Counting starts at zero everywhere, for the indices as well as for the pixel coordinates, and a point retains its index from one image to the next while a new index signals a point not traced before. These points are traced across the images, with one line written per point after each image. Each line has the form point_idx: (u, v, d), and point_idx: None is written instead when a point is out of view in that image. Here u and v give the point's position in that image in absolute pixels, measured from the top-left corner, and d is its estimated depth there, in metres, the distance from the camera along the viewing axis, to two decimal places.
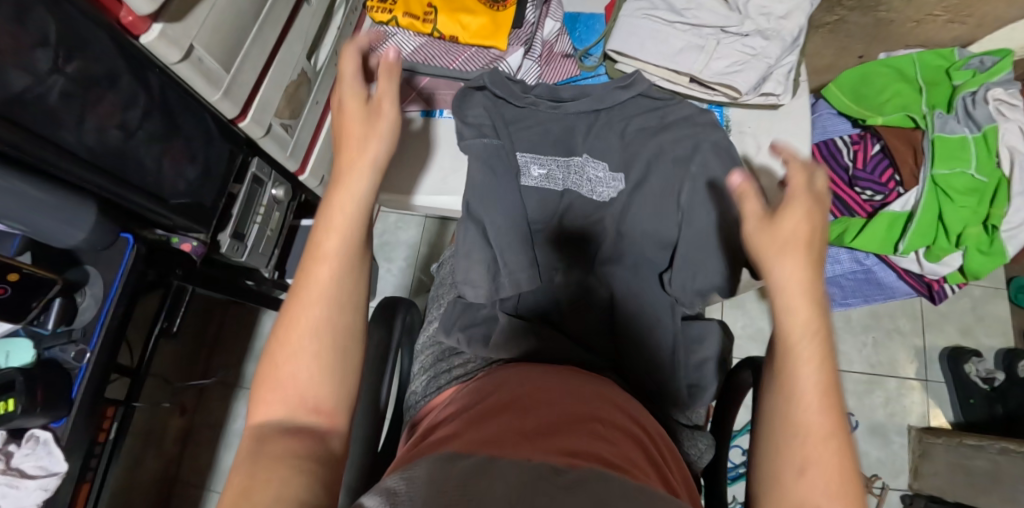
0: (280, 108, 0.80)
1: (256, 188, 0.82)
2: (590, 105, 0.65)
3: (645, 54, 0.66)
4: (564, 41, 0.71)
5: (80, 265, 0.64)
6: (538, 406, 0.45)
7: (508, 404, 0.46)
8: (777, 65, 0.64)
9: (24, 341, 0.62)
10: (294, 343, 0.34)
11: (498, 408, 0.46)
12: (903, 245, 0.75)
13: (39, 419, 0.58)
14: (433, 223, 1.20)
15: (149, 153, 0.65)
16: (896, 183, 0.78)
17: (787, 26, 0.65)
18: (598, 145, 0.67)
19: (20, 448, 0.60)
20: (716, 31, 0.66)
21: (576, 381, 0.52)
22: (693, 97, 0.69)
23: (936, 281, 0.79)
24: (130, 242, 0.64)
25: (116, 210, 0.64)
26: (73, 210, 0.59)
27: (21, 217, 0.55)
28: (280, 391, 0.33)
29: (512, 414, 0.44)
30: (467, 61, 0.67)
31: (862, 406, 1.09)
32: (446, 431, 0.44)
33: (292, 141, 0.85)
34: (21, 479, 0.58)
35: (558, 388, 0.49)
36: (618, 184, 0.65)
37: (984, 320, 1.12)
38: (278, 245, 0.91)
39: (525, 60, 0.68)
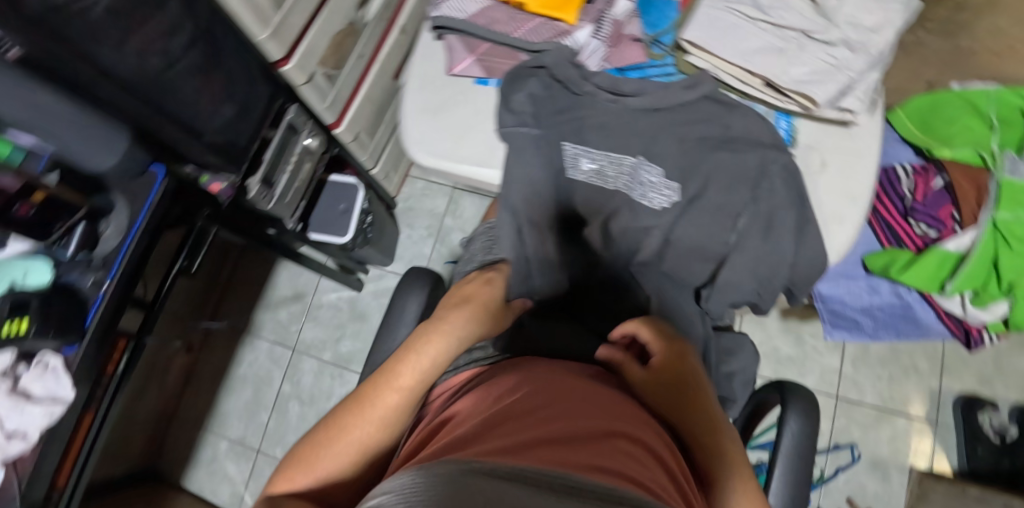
0: (324, 56, 0.77)
1: (290, 137, 0.80)
2: (650, 101, 0.62)
3: (721, 50, 0.62)
4: (634, 25, 0.67)
5: (106, 192, 0.61)
6: (541, 413, 0.42)
7: (511, 411, 0.43)
8: (861, 81, 0.62)
9: (42, 263, 0.58)
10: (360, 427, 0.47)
11: (502, 419, 0.42)
12: (951, 285, 0.72)
13: (50, 343, 0.57)
14: (459, 195, 1.17)
15: (189, 85, 0.61)
16: (952, 220, 0.75)
17: (874, 41, 0.62)
18: (656, 141, 0.63)
19: (28, 372, 0.58)
20: (798, 35, 0.63)
21: (583, 384, 0.49)
22: (761, 101, 0.65)
23: (976, 328, 0.77)
24: (159, 176, 0.63)
25: (148, 140, 0.62)
26: (108, 134, 0.55)
27: (54, 137, 0.51)
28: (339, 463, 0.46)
29: (521, 422, 0.41)
30: (530, 32, 0.64)
31: (866, 438, 1.08)
32: (448, 439, 0.41)
33: (331, 93, 0.83)
34: (27, 403, 0.57)
35: (566, 394, 0.46)
36: (673, 191, 0.62)
37: (1003, 374, 1.07)
38: (304, 197, 0.89)
39: (592, 40, 0.65)
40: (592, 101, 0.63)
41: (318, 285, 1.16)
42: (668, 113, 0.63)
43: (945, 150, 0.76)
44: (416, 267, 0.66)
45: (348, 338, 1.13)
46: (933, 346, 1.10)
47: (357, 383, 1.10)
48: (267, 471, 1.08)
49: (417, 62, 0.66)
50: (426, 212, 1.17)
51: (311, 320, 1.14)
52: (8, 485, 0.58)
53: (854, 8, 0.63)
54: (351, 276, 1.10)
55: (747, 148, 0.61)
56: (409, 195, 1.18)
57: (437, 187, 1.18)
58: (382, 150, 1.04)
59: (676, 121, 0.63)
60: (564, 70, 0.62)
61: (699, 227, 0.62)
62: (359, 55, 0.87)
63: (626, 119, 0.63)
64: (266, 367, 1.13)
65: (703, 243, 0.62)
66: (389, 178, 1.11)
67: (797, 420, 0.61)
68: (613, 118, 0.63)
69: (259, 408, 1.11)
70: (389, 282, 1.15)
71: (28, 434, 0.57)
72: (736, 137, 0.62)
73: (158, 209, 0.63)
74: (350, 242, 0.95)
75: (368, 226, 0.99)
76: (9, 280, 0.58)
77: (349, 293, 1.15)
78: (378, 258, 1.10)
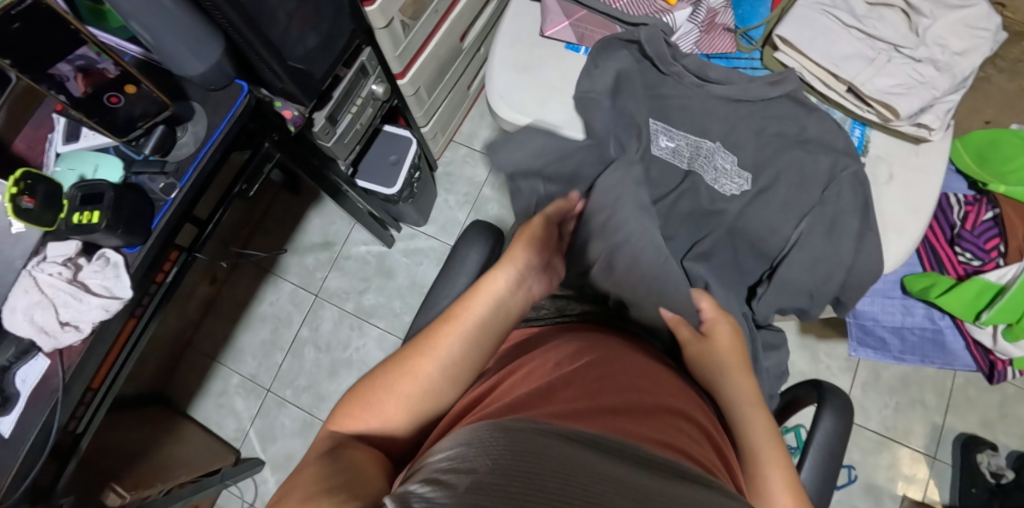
0: (407, 4, 0.77)
1: (360, 78, 0.79)
2: (733, 92, 0.63)
3: (810, 50, 0.64)
4: (728, 15, 0.69)
5: (185, 99, 0.62)
6: (609, 385, 0.42)
7: (563, 375, 0.44)
8: (941, 102, 0.62)
9: (114, 159, 0.59)
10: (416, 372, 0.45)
11: (559, 382, 0.42)
12: (987, 316, 0.73)
13: (115, 240, 0.56)
14: None
15: (284, 7, 0.60)
16: (997, 254, 0.77)
17: (963, 63, 0.62)
18: (733, 131, 0.64)
19: (89, 264, 0.58)
20: (888, 48, 0.63)
21: (628, 353, 0.50)
22: (841, 107, 0.66)
23: (1001, 361, 0.78)
24: (243, 91, 0.62)
25: (235, 54, 0.62)
26: (202, 40, 0.55)
27: (154, 29, 0.52)
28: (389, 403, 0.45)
29: (579, 389, 0.41)
30: (631, 5, 0.69)
31: (865, 462, 1.09)
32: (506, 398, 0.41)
33: (405, 42, 0.82)
34: (85, 294, 0.56)
35: (616, 364, 0.46)
36: (745, 180, 0.63)
37: (1006, 419, 1.09)
38: (360, 143, 0.89)
39: (688, 23, 0.68)
40: (677, 84, 0.65)
41: (349, 236, 1.16)
42: (752, 103, 0.63)
43: (1000, 184, 0.77)
44: (477, 222, 0.68)
45: (372, 292, 1.13)
46: (941, 381, 1.12)
47: (375, 337, 1.11)
48: (274, 411, 1.09)
49: (510, 22, 0.71)
50: (466, 180, 1.17)
51: (337, 269, 1.15)
52: (52, 376, 0.56)
53: (947, 29, 0.63)
54: (385, 231, 1.10)
55: (823, 150, 0.62)
56: (451, 160, 1.18)
57: (479, 156, 1.18)
58: (438, 109, 1.03)
59: (757, 113, 0.64)
60: (654, 48, 0.64)
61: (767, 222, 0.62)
62: (434, 11, 0.83)
63: (707, 106, 0.64)
64: (287, 309, 1.13)
65: (769, 239, 0.62)
66: (436, 139, 1.10)
67: (832, 420, 0.62)
68: (694, 102, 0.64)
69: (275, 349, 1.12)
70: (420, 243, 1.15)
71: (81, 326, 0.57)
72: (813, 137, 0.63)
73: (238, 123, 0.62)
74: (396, 195, 0.95)
75: (415, 182, 1.00)
76: (80, 170, 0.59)
77: (379, 248, 1.15)
78: (413, 217, 1.11)
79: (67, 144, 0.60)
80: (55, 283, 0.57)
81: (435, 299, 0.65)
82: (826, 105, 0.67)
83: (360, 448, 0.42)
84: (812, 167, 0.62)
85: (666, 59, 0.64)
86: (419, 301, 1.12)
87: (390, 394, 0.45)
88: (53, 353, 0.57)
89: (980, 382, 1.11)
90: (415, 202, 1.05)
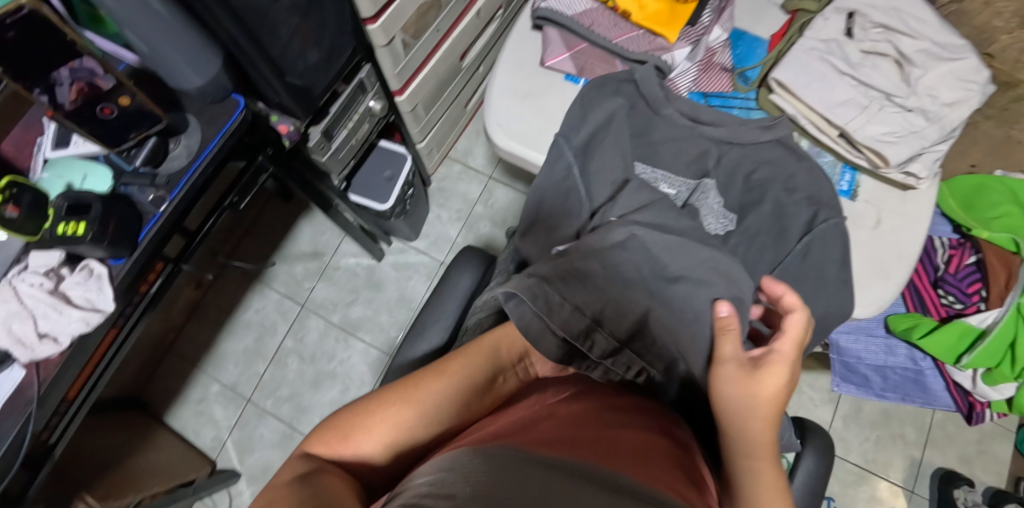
0: (408, 24, 0.77)
1: (358, 94, 0.79)
2: (726, 134, 0.64)
3: (805, 94, 0.65)
4: (725, 55, 0.71)
5: (181, 111, 0.61)
6: (597, 418, 0.41)
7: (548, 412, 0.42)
8: (930, 152, 0.63)
9: (104, 169, 0.58)
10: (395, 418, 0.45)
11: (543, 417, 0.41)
12: (967, 359, 0.75)
13: (101, 252, 0.55)
14: (494, 185, 1.17)
15: (286, 23, 0.60)
16: (979, 298, 0.78)
17: (951, 115, 0.64)
18: (726, 169, 0.65)
19: (71, 275, 0.56)
20: (880, 97, 0.65)
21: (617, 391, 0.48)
22: (832, 151, 0.68)
23: (980, 403, 0.79)
24: (239, 105, 0.62)
25: (234, 68, 0.61)
26: (201, 54, 0.55)
27: (152, 42, 0.51)
28: (366, 438, 0.44)
29: (564, 423, 0.40)
30: (630, 40, 0.69)
31: (843, 493, 1.10)
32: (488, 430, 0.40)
33: (404, 60, 0.82)
34: (66, 306, 0.55)
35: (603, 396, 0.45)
36: (732, 223, 0.63)
37: (983, 456, 1.10)
38: (355, 157, 0.88)
39: (686, 61, 0.69)
40: (671, 122, 0.66)
41: (339, 247, 1.15)
42: (746, 142, 0.64)
43: (983, 231, 0.78)
44: (469, 247, 0.68)
45: (360, 304, 1.12)
46: (921, 417, 1.13)
47: (361, 351, 1.10)
48: (254, 421, 1.07)
49: (512, 49, 0.72)
50: (460, 195, 1.17)
51: (325, 279, 1.14)
52: (26, 387, 0.55)
53: (938, 80, 0.64)
54: (375, 245, 1.10)
55: (812, 193, 0.63)
56: (445, 176, 1.18)
57: (473, 173, 1.18)
58: (434, 125, 1.02)
59: (751, 154, 0.65)
60: (648, 85, 0.66)
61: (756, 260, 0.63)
62: (436, 31, 0.83)
63: (702, 144, 0.65)
64: (272, 317, 1.12)
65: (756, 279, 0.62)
66: (432, 154, 1.10)
67: (812, 459, 0.63)
68: (688, 142, 0.65)
69: (257, 358, 1.10)
70: (411, 257, 1.15)
71: (60, 339, 0.55)
72: (799, 180, 0.64)
73: (233, 137, 0.62)
74: (388, 210, 0.95)
75: (408, 198, 0.99)
76: (69, 178, 0.58)
77: (368, 260, 1.14)
78: (405, 232, 1.10)
79: (55, 150, 0.59)
80: (36, 293, 0.55)
81: (423, 324, 0.65)
82: (817, 148, 0.69)
83: (333, 474, 0.41)
84: (803, 209, 0.62)
85: (658, 101, 0.65)
86: (407, 316, 1.11)
87: (370, 433, 0.45)
88: (29, 365, 0.55)
89: (958, 419, 1.13)
90: (407, 218, 1.04)
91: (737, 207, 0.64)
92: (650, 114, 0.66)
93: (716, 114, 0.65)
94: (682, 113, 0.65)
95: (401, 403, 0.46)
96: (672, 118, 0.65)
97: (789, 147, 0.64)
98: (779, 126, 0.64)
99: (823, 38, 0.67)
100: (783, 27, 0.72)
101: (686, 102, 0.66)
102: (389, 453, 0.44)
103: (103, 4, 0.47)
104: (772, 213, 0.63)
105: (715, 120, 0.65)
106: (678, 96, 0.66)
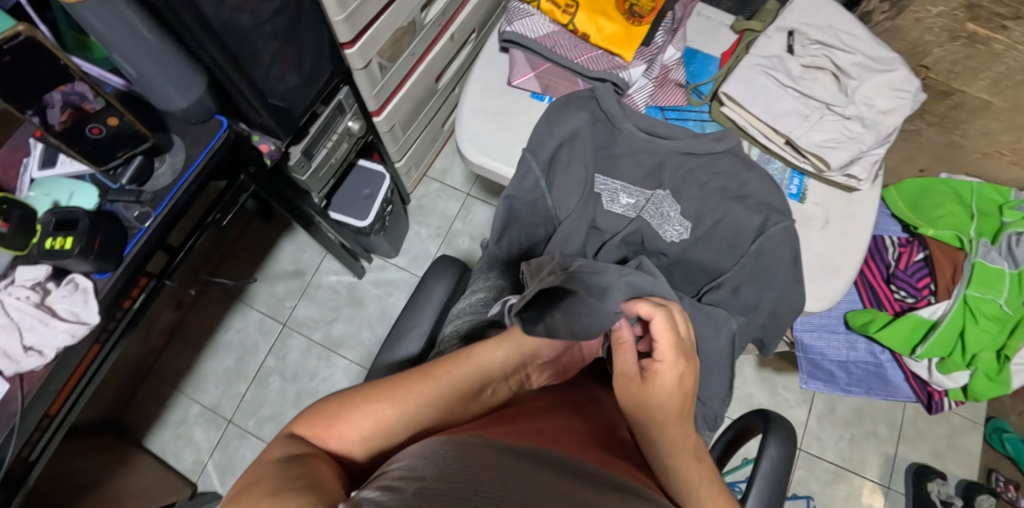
0: (384, 48, 0.81)
1: (337, 115, 0.83)
2: (682, 145, 0.69)
3: (752, 106, 0.71)
4: (679, 72, 0.77)
5: (166, 132, 0.64)
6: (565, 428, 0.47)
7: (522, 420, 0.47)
8: (868, 156, 0.69)
9: (90, 188, 0.61)
10: (385, 413, 0.45)
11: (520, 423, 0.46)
12: (921, 349, 0.77)
13: (87, 266, 0.57)
14: (472, 202, 1.21)
15: (267, 48, 0.64)
16: (929, 292, 0.81)
17: (886, 122, 0.69)
18: (683, 176, 0.70)
19: (57, 289, 0.58)
20: (821, 106, 0.71)
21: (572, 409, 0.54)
22: (781, 157, 0.73)
23: (937, 392, 0.80)
24: (222, 125, 0.65)
25: (218, 91, 0.65)
26: (186, 78, 0.58)
27: (140, 65, 0.54)
28: (352, 429, 0.44)
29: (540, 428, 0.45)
30: (590, 60, 0.74)
31: (823, 493, 1.10)
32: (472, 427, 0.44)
33: (381, 82, 0.86)
34: (52, 319, 0.57)
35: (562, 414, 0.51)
36: (686, 229, 0.68)
37: (954, 449, 1.12)
38: (335, 176, 0.92)
39: (642, 78, 0.75)
40: (631, 135, 0.70)
41: (320, 266, 1.17)
42: (701, 150, 0.69)
43: (927, 229, 0.83)
44: (446, 257, 0.72)
45: (341, 322, 1.14)
46: (892, 413, 1.15)
47: (343, 368, 1.11)
48: (235, 441, 1.07)
49: (482, 70, 0.77)
50: (439, 212, 1.21)
51: (307, 298, 1.15)
52: (11, 400, 0.56)
53: (874, 90, 0.69)
54: (356, 263, 1.12)
55: (762, 196, 0.68)
56: (424, 194, 1.22)
57: (451, 191, 1.22)
58: (411, 145, 1.06)
59: (705, 162, 0.69)
60: (608, 101, 0.71)
61: (714, 260, 0.67)
62: (411, 54, 0.88)
63: (660, 153, 0.70)
64: (253, 337, 1.13)
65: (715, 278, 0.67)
66: (410, 174, 1.14)
67: (776, 447, 0.66)
68: (647, 152, 0.70)
69: (238, 378, 1.11)
70: (391, 274, 1.17)
71: (45, 352, 0.57)
72: (750, 185, 0.69)
73: (216, 156, 0.65)
74: (367, 227, 0.98)
75: (387, 215, 1.03)
76: (56, 197, 0.60)
77: (350, 278, 1.17)
78: (385, 249, 1.13)
79: (43, 170, 0.61)
80: (22, 306, 0.57)
81: (402, 329, 0.68)
82: (767, 156, 0.74)
83: (320, 458, 0.41)
84: (755, 211, 0.67)
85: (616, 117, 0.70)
86: (388, 331, 1.13)
87: (355, 423, 0.45)
88: (13, 378, 0.56)
89: (928, 414, 1.15)
90: (387, 234, 1.07)
91: (694, 211, 0.68)
92: (610, 129, 0.71)
93: (671, 128, 0.70)
94: (640, 127, 0.70)
95: (393, 397, 0.46)
96: (631, 132, 0.70)
97: (740, 154, 0.70)
98: (729, 135, 0.70)
99: (767, 54, 0.73)
100: (731, 46, 0.78)
101: (643, 117, 0.71)
102: (371, 445, 0.44)
103: (94, 30, 0.50)
104: (727, 216, 0.68)
105: (671, 133, 0.70)
106: (635, 111, 0.71)
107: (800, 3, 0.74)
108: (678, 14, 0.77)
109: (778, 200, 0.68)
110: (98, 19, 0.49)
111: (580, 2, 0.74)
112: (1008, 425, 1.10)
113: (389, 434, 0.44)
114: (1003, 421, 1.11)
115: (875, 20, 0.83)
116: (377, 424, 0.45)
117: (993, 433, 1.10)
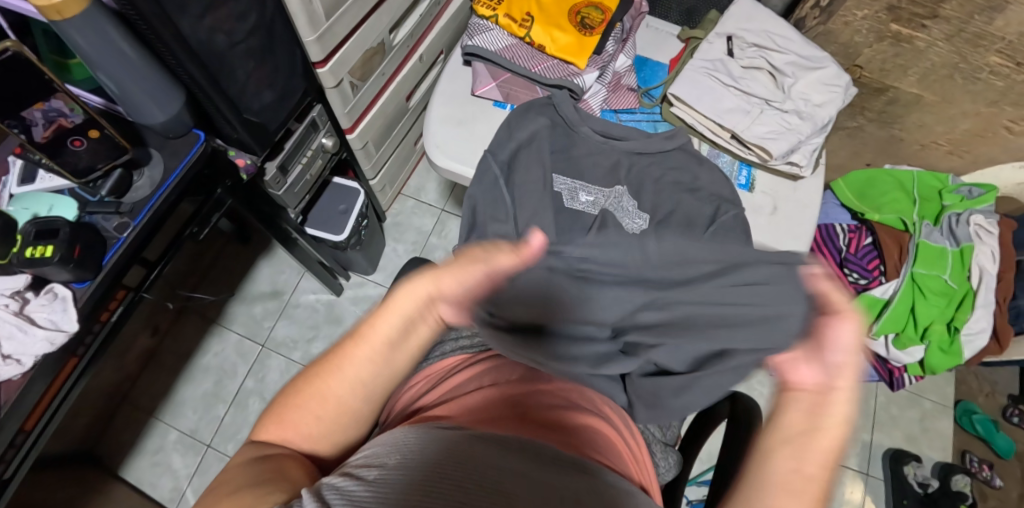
0: (355, 67, 0.86)
1: (311, 131, 0.87)
2: (635, 145, 0.74)
3: (699, 104, 0.76)
4: (631, 77, 0.82)
5: (145, 147, 0.67)
6: (530, 406, 0.48)
7: (491, 400, 0.48)
8: (806, 146, 0.74)
9: (70, 200, 0.63)
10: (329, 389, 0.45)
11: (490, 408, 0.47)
12: (877, 326, 0.81)
13: (66, 274, 0.59)
14: (447, 218, 1.25)
15: (242, 67, 0.68)
16: (880, 273, 0.85)
17: (821, 113, 0.75)
18: (637, 174, 0.74)
19: (36, 298, 0.60)
20: (761, 102, 0.76)
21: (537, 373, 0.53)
22: (728, 151, 0.78)
23: (896, 369, 0.87)
24: (200, 139, 0.68)
25: (195, 107, 0.68)
26: (165, 93, 0.62)
27: (121, 81, 0.58)
28: (302, 410, 0.45)
29: (502, 410, 0.47)
30: (547, 69, 0.80)
31: None
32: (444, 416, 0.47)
33: (353, 101, 0.90)
34: (30, 326, 0.58)
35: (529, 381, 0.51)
36: (644, 221, 0.70)
37: (927, 433, 1.15)
38: (310, 192, 0.95)
39: (595, 84, 0.80)
40: (586, 136, 0.75)
41: (298, 285, 1.20)
42: (653, 146, 0.74)
43: (873, 215, 0.87)
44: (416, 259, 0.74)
45: (321, 339, 1.15)
46: (865, 401, 1.18)
47: None
48: (216, 464, 1.06)
49: (446, 83, 0.82)
50: (415, 229, 1.24)
51: (285, 318, 1.17)
52: None
53: (807, 86, 0.75)
54: (334, 279, 1.14)
55: (713, 185, 0.73)
56: (399, 211, 1.25)
57: (426, 207, 1.26)
58: (385, 163, 1.10)
59: (659, 159, 0.74)
60: (562, 107, 0.76)
61: None
62: (381, 74, 0.93)
63: (615, 153, 0.74)
64: (232, 360, 1.13)
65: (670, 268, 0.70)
66: (384, 191, 1.18)
67: None
68: (603, 152, 0.75)
69: (217, 401, 1.10)
70: (369, 290, 1.19)
71: (23, 360, 0.58)
72: (701, 177, 0.73)
73: (194, 168, 0.68)
74: (344, 241, 1.01)
75: (363, 229, 1.05)
76: (36, 209, 0.63)
77: (328, 296, 1.19)
78: (362, 265, 1.16)
79: (22, 185, 0.64)
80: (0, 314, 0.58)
81: None
82: (716, 150, 0.79)
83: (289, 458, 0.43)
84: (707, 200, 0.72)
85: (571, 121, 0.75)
86: None
87: (305, 408, 0.45)
88: None
89: (899, 400, 1.18)
90: (363, 249, 1.10)
91: (649, 203, 0.73)
92: (565, 133, 0.75)
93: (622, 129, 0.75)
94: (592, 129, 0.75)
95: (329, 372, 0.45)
96: (585, 134, 0.75)
97: (689, 149, 0.74)
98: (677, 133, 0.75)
99: (710, 57, 0.78)
100: (678, 53, 0.84)
101: (596, 121, 0.75)
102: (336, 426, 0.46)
103: (78, 48, 0.54)
104: (680, 205, 0.72)
105: (622, 133, 0.75)
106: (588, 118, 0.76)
107: (736, 11, 0.81)
108: (627, 25, 0.83)
109: (727, 189, 0.72)
110: (81, 37, 0.52)
111: (535, 17, 0.80)
112: (976, 406, 1.15)
113: (345, 416, 0.46)
114: (972, 403, 1.16)
115: (808, 26, 0.88)
116: (328, 403, 0.45)
117: (962, 415, 1.14)
